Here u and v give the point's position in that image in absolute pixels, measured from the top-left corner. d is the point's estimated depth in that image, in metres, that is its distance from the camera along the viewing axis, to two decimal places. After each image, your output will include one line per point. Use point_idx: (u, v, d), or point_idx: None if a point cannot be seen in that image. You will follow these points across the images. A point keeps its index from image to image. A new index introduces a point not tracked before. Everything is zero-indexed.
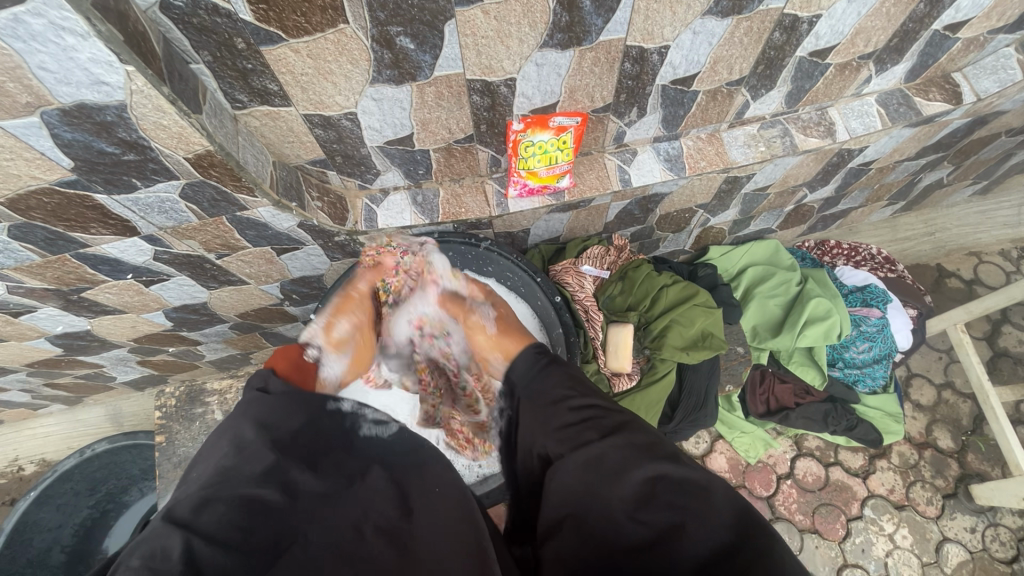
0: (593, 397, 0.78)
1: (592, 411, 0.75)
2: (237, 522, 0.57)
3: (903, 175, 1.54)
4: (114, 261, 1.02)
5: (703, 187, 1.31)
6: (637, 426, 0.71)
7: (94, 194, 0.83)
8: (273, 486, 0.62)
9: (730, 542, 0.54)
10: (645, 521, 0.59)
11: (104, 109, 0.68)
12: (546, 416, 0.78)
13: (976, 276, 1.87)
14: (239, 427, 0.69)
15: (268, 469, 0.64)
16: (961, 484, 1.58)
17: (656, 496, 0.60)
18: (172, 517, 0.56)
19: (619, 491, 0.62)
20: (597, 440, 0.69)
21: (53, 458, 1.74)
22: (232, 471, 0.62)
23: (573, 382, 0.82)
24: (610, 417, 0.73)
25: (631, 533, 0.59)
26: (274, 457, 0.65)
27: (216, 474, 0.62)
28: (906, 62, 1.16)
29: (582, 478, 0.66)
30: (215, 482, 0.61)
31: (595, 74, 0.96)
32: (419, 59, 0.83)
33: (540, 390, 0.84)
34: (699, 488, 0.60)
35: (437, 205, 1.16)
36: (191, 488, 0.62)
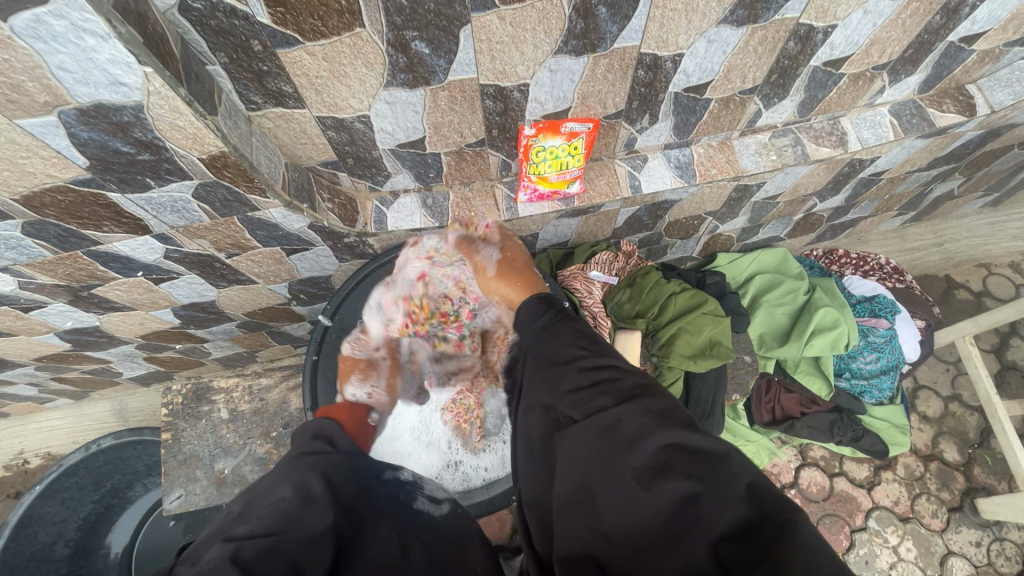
0: (606, 358, 0.75)
1: (604, 374, 0.72)
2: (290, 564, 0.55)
3: (914, 186, 1.53)
4: (125, 259, 1.02)
5: (713, 195, 1.31)
6: (652, 391, 0.69)
7: (108, 192, 0.83)
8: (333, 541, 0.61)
9: (750, 517, 0.51)
10: (661, 492, 0.56)
11: (121, 109, 0.68)
12: (551, 378, 0.75)
13: (984, 288, 1.86)
14: (308, 479, 0.71)
15: (330, 528, 0.63)
16: (967, 497, 1.57)
17: (672, 468, 0.58)
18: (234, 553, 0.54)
19: (633, 462, 0.60)
20: (614, 406, 0.67)
21: (59, 451, 1.75)
22: (295, 522, 0.61)
23: (584, 342, 0.78)
24: (626, 381, 0.71)
25: (647, 505, 0.57)
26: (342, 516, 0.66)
27: (283, 514, 0.62)
28: (920, 73, 1.15)
29: (596, 447, 0.64)
30: (283, 521, 0.61)
31: (609, 80, 0.96)
32: (434, 64, 0.83)
33: (549, 347, 0.80)
34: (720, 459, 0.58)
35: (446, 208, 1.17)
36: (257, 521, 0.61)
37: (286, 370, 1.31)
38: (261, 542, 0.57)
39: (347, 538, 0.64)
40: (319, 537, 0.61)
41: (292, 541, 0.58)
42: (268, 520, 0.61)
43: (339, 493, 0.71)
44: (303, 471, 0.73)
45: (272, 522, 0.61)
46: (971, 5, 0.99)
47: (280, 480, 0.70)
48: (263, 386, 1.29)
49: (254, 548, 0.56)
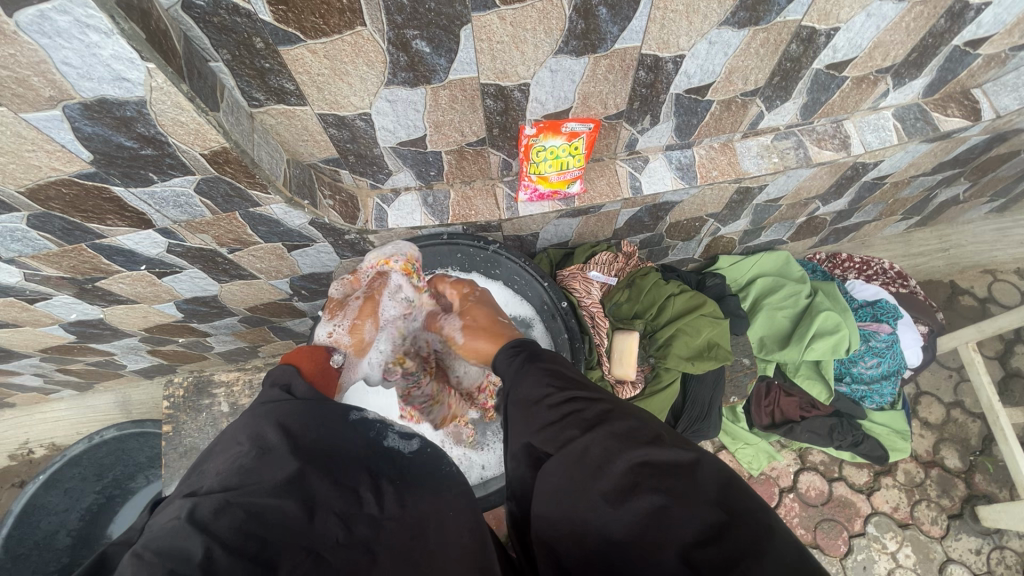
0: (573, 388, 0.74)
1: (572, 406, 0.70)
2: (246, 529, 0.56)
3: (918, 191, 1.52)
4: (129, 253, 1.04)
5: (715, 197, 1.31)
6: (619, 413, 0.68)
7: (112, 186, 0.84)
8: (292, 497, 0.61)
9: (720, 522, 0.53)
10: (634, 511, 0.57)
11: (124, 104, 0.69)
12: (524, 416, 0.74)
13: (989, 294, 1.84)
14: (267, 427, 0.70)
15: (290, 477, 0.63)
16: (967, 505, 1.55)
17: (641, 488, 0.58)
18: (193, 516, 0.57)
19: (604, 488, 0.60)
20: (581, 435, 0.66)
21: (63, 442, 1.77)
22: (251, 477, 0.62)
23: (552, 375, 0.77)
24: (593, 408, 0.70)
25: (620, 528, 0.57)
26: (305, 466, 0.65)
27: (240, 468, 0.64)
28: (925, 77, 1.15)
29: (569, 479, 0.63)
30: (239, 478, 0.62)
31: (609, 81, 0.96)
32: (434, 63, 0.83)
33: (517, 388, 0.79)
34: (686, 473, 0.58)
35: (446, 206, 1.17)
36: (211, 479, 0.64)
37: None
38: (217, 498, 0.59)
39: (311, 485, 0.64)
40: (276, 490, 0.61)
41: (248, 495, 0.60)
42: (227, 478, 0.62)
43: (303, 439, 0.69)
44: (270, 418, 0.73)
45: (231, 479, 0.62)
46: (976, 9, 0.98)
47: (245, 429, 0.71)
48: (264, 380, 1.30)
49: (211, 506, 0.58)
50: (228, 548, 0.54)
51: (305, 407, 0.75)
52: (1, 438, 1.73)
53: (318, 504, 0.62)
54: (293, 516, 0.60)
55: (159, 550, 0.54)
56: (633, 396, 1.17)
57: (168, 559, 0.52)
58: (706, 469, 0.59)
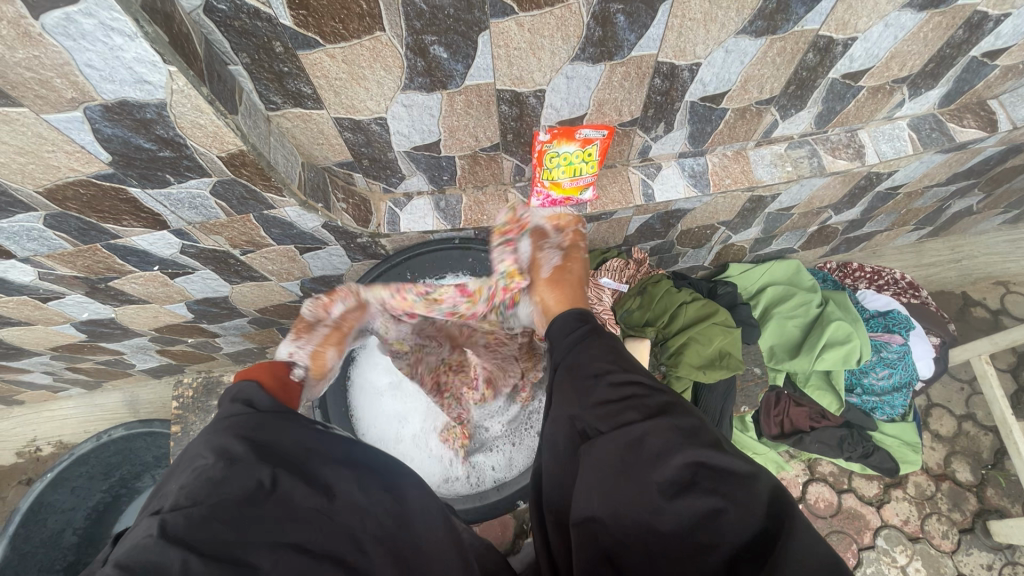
0: (630, 372, 0.73)
1: (632, 390, 0.70)
2: (225, 537, 0.53)
3: (931, 201, 1.51)
4: (143, 253, 1.04)
5: (727, 205, 1.31)
6: (678, 407, 0.67)
7: (129, 187, 0.85)
8: (269, 503, 0.57)
9: (771, 534, 0.52)
10: (687, 509, 0.56)
11: (144, 106, 0.69)
12: (575, 391, 0.74)
13: (1002, 306, 1.83)
14: (224, 436, 0.63)
15: (258, 484, 0.58)
16: (978, 519, 1.54)
17: (697, 487, 0.57)
18: (167, 534, 0.51)
19: (659, 476, 0.59)
20: (640, 420, 0.65)
21: (70, 440, 1.78)
22: (216, 489, 0.56)
23: (611, 355, 0.76)
24: (651, 397, 0.69)
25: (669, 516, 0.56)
26: (276, 469, 0.60)
27: (201, 480, 0.57)
28: (941, 87, 1.14)
29: (623, 454, 0.63)
30: (205, 488, 0.56)
31: (625, 89, 0.96)
32: (451, 68, 0.83)
33: (571, 360, 0.78)
34: (744, 479, 0.57)
35: (458, 211, 1.17)
36: (168, 494, 0.57)
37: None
38: (185, 513, 0.53)
39: (285, 484, 0.59)
40: (247, 501, 0.56)
41: (221, 511, 0.54)
42: (189, 493, 0.56)
43: (268, 446, 0.63)
44: (221, 426, 0.65)
45: (197, 490, 0.56)
46: (995, 20, 0.98)
47: (197, 444, 0.63)
48: None
49: (182, 520, 0.53)
50: (206, 557, 0.50)
51: (262, 416, 0.68)
52: (9, 436, 1.74)
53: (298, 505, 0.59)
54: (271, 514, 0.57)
55: (130, 572, 0.48)
56: None
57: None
58: (765, 478, 0.58)
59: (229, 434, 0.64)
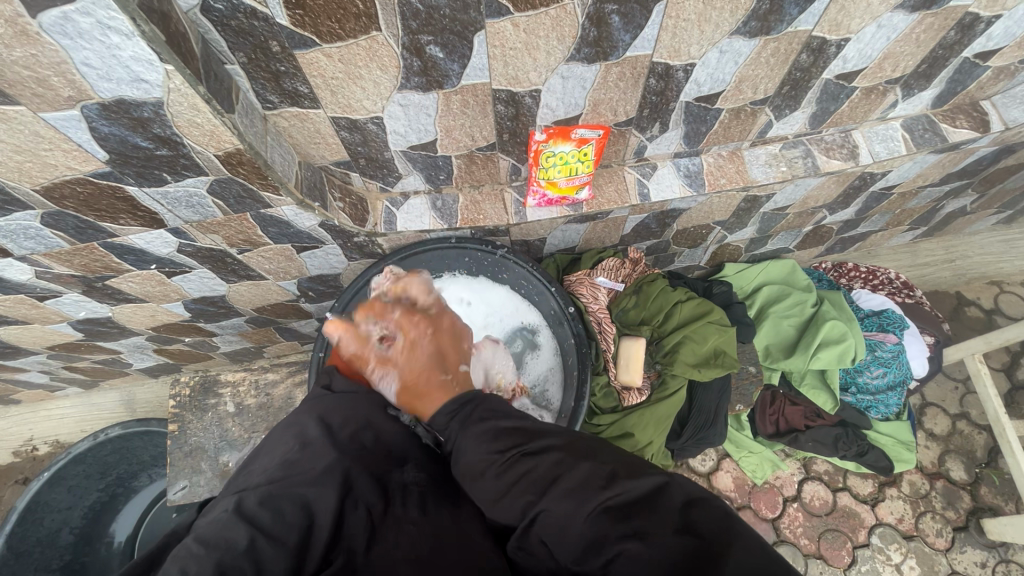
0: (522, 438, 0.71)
1: (523, 460, 0.68)
2: (293, 519, 0.60)
3: (925, 201, 1.52)
4: (140, 251, 1.04)
5: (722, 205, 1.31)
6: (568, 460, 0.65)
7: (126, 185, 0.85)
8: (331, 488, 0.64)
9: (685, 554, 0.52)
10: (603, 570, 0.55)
11: (141, 105, 0.70)
12: (477, 479, 0.72)
13: (995, 306, 1.84)
14: (306, 424, 0.75)
15: (329, 468, 0.67)
16: (972, 517, 1.54)
17: (608, 533, 0.56)
18: (240, 509, 0.59)
19: (572, 550, 0.59)
20: (537, 498, 0.63)
21: (67, 440, 1.78)
22: (295, 467, 0.66)
23: (495, 434, 0.73)
24: (543, 462, 0.67)
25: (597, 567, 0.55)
26: (343, 459, 0.69)
27: (281, 463, 0.67)
28: (934, 88, 1.15)
29: (544, 521, 0.62)
30: (281, 471, 0.65)
31: (620, 89, 0.97)
32: (447, 68, 0.84)
33: (463, 448, 0.76)
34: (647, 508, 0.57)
35: (455, 210, 1.17)
36: (256, 472, 0.67)
37: (292, 365, 1.31)
38: (261, 491, 0.62)
39: (351, 478, 0.67)
40: (314, 480, 0.64)
41: (288, 486, 0.63)
42: (271, 470, 0.66)
43: (342, 439, 0.73)
44: (308, 414, 0.79)
45: (281, 464, 0.67)
46: (986, 22, 0.99)
47: (292, 429, 0.75)
48: (270, 381, 1.29)
49: (255, 498, 0.61)
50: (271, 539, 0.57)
51: (349, 405, 0.82)
52: (7, 435, 1.74)
53: (354, 495, 0.66)
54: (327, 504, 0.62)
55: (209, 544, 0.55)
56: (638, 402, 1.15)
57: (215, 549, 0.55)
58: (675, 492, 0.59)
59: (316, 424, 0.75)
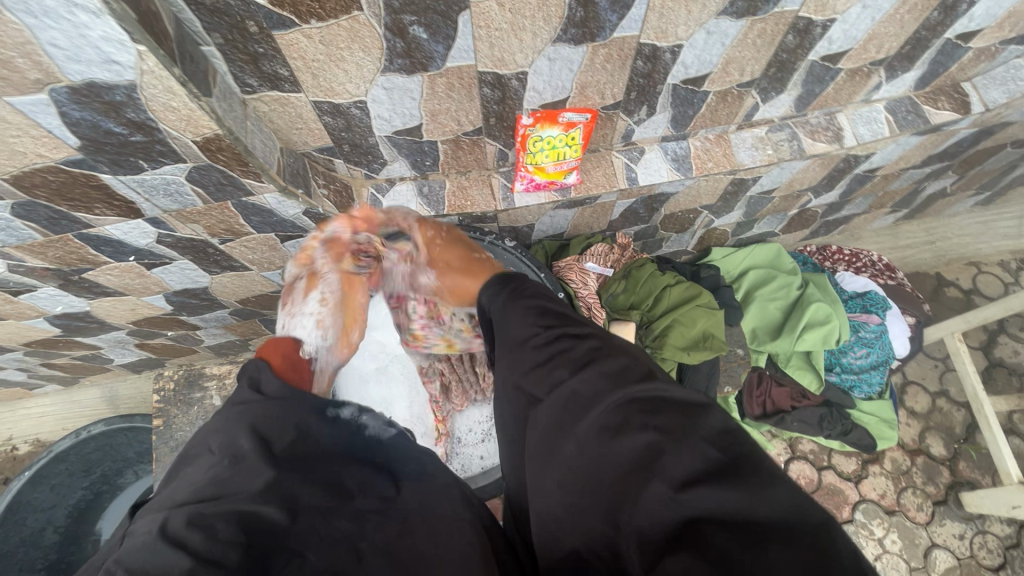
0: (560, 327, 0.71)
1: (559, 344, 0.68)
2: (232, 539, 0.51)
3: (907, 183, 1.54)
4: (117, 243, 1.01)
5: (709, 188, 1.31)
6: (607, 348, 0.66)
7: (100, 174, 0.82)
8: (273, 502, 0.54)
9: (717, 457, 0.50)
10: (621, 446, 0.54)
11: (113, 88, 0.67)
12: (512, 358, 0.72)
13: (974, 286, 1.88)
14: (239, 428, 0.62)
15: (265, 486, 0.55)
16: (951, 491, 1.59)
17: (629, 424, 0.55)
18: (166, 532, 0.51)
19: (591, 422, 0.58)
20: (570, 375, 0.63)
21: (48, 438, 1.74)
22: (229, 485, 0.55)
23: (536, 315, 0.74)
24: (580, 346, 0.67)
25: (605, 458, 0.54)
26: (281, 472, 0.57)
27: (211, 480, 0.57)
28: (916, 70, 1.16)
29: (563, 410, 0.61)
30: (211, 488, 0.55)
31: (607, 71, 0.96)
32: (432, 49, 0.82)
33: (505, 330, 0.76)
34: (687, 408, 0.56)
35: (442, 196, 1.16)
36: (186, 487, 0.57)
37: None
38: (189, 509, 0.53)
39: (294, 485, 0.57)
40: (249, 495, 0.54)
41: (224, 509, 0.53)
42: (204, 486, 0.56)
43: (285, 441, 0.61)
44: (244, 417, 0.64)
45: (220, 471, 0.57)
46: (969, 2, 0.99)
47: (222, 440, 0.61)
48: None
49: (184, 518, 0.52)
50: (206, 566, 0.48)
51: (283, 407, 0.66)
52: None
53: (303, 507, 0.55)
54: (274, 518, 0.54)
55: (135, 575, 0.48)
56: None
57: None
58: (716, 414, 0.56)
59: (245, 435, 0.60)
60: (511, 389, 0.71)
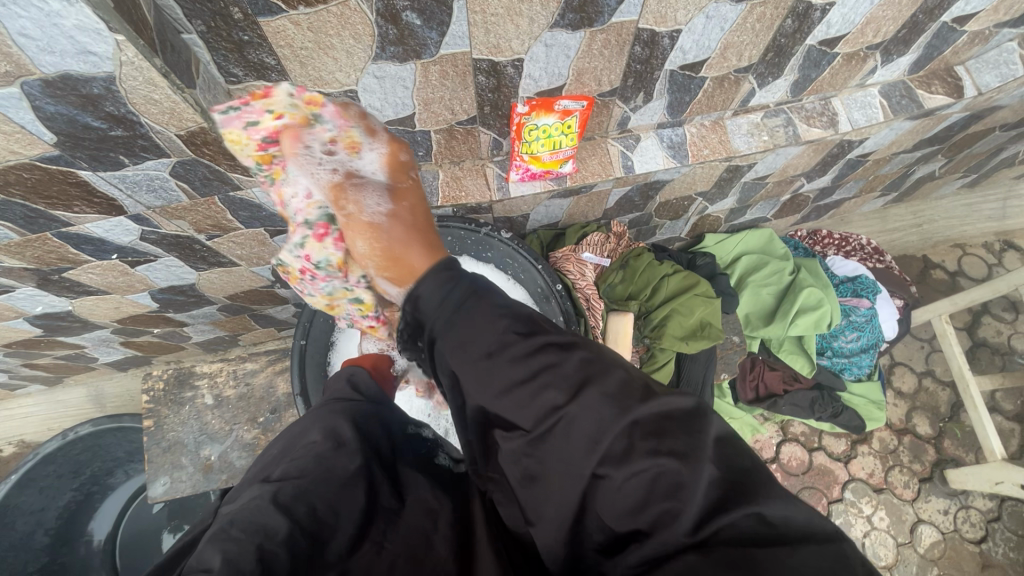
0: (536, 334, 0.62)
1: (540, 359, 0.60)
2: (320, 507, 0.63)
3: (898, 167, 1.55)
4: (99, 241, 0.97)
5: (704, 175, 1.30)
6: (596, 364, 0.59)
7: (79, 170, 0.78)
8: (359, 488, 0.68)
9: (722, 477, 0.50)
10: (633, 481, 0.51)
11: (90, 80, 0.63)
12: (482, 375, 0.62)
13: (959, 268, 1.91)
14: (335, 423, 0.76)
15: (361, 470, 0.70)
16: (936, 468, 1.64)
17: (636, 450, 0.52)
18: (277, 500, 0.61)
19: (595, 458, 0.53)
20: (563, 404, 0.56)
21: (33, 440, 1.70)
22: (329, 465, 0.68)
23: (504, 316, 0.64)
24: (565, 362, 0.60)
25: (616, 488, 0.52)
26: (369, 461, 0.73)
27: (314, 459, 0.69)
28: (911, 54, 1.15)
29: (560, 446, 0.56)
30: (314, 464, 0.68)
31: (604, 57, 0.93)
32: (425, 36, 0.79)
33: (462, 333, 0.64)
34: (687, 422, 0.53)
35: (435, 187, 1.13)
36: (289, 459, 0.69)
37: (271, 354, 1.26)
38: (294, 484, 0.64)
39: (376, 478, 0.72)
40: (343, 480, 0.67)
41: (322, 486, 0.65)
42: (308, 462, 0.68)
43: (370, 445, 0.76)
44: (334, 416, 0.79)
45: (322, 451, 0.70)
46: None
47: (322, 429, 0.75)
48: (250, 370, 1.24)
49: (289, 491, 0.63)
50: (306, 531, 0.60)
51: (367, 411, 0.83)
52: None
53: (378, 494, 0.70)
54: (357, 500, 0.67)
55: (242, 530, 0.56)
56: None
57: (255, 534, 0.56)
58: (714, 419, 0.55)
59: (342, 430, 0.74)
60: (486, 409, 0.62)
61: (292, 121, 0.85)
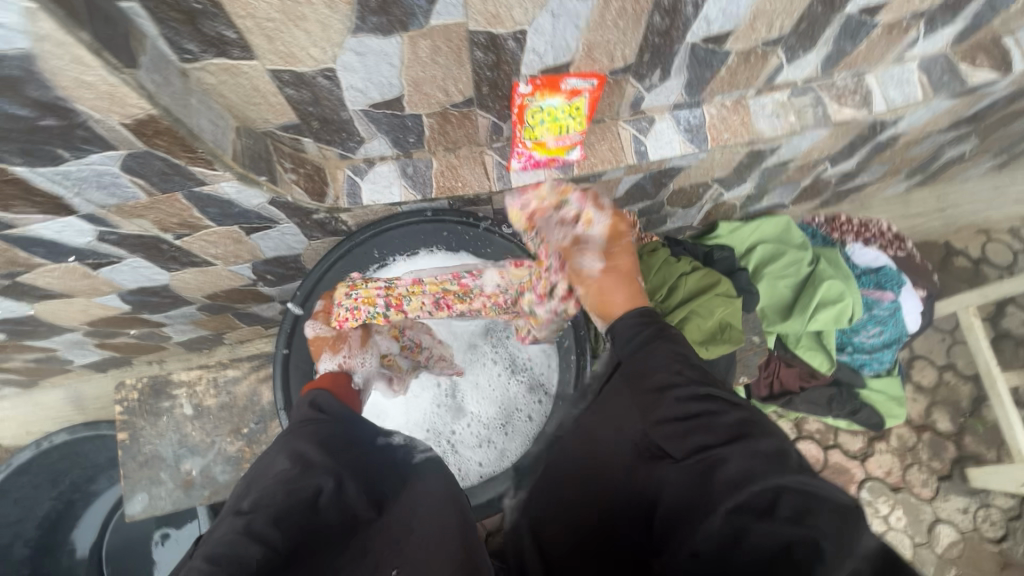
0: (708, 386, 0.66)
1: (709, 406, 0.63)
2: (288, 526, 0.59)
3: (928, 148, 1.44)
4: (51, 243, 0.86)
5: (723, 160, 1.19)
6: (756, 425, 0.60)
7: (11, 166, 0.67)
8: (330, 509, 0.63)
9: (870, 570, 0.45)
10: (767, 534, 0.50)
11: (3, 60, 0.52)
12: (642, 405, 0.68)
13: (983, 255, 1.81)
14: (299, 445, 0.71)
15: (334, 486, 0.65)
16: (956, 466, 1.57)
17: (778, 512, 0.51)
18: (249, 529, 0.57)
19: (727, 498, 0.53)
20: (718, 445, 0.58)
21: (11, 444, 1.62)
22: (299, 485, 0.63)
23: (681, 363, 0.70)
24: (728, 415, 0.62)
25: (756, 536, 0.50)
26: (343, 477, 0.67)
27: (282, 479, 0.64)
28: (958, 23, 1.03)
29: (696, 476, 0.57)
30: (280, 484, 0.63)
31: (619, 29, 0.82)
32: (412, 4, 0.67)
33: (641, 367, 0.71)
34: (840, 513, 0.51)
35: (429, 177, 1.02)
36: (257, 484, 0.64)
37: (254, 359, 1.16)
38: (267, 512, 0.59)
39: (348, 492, 0.66)
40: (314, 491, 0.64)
41: (294, 516, 0.60)
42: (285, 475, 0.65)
43: (341, 458, 0.70)
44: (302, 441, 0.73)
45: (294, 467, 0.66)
46: None
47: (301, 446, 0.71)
48: (231, 377, 1.15)
49: (262, 520, 0.58)
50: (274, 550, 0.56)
51: (338, 428, 0.77)
52: None
53: (351, 506, 0.66)
54: (329, 520, 0.62)
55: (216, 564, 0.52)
56: None
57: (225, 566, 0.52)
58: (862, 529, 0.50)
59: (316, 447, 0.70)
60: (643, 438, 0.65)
61: (547, 203, 1.03)
